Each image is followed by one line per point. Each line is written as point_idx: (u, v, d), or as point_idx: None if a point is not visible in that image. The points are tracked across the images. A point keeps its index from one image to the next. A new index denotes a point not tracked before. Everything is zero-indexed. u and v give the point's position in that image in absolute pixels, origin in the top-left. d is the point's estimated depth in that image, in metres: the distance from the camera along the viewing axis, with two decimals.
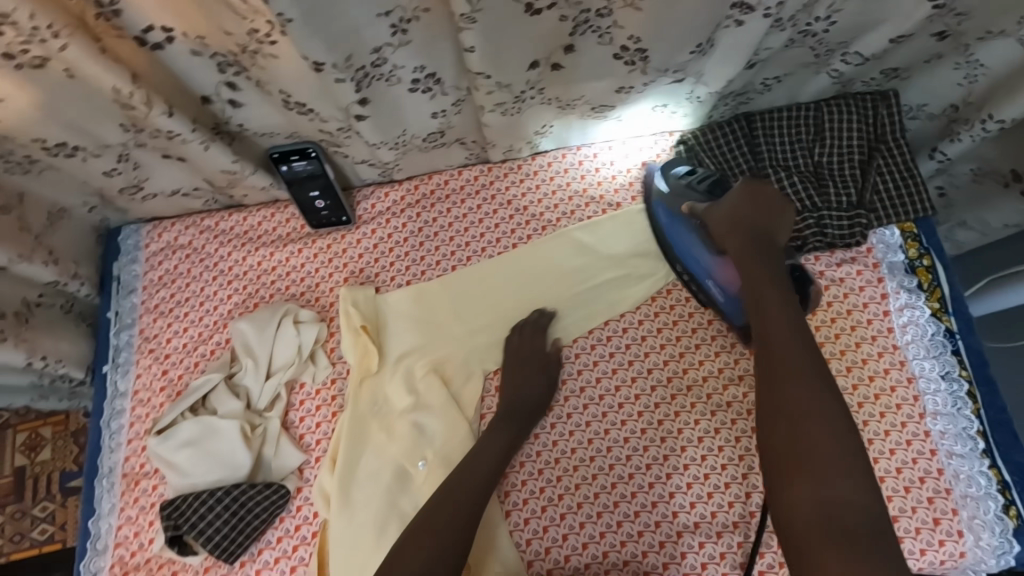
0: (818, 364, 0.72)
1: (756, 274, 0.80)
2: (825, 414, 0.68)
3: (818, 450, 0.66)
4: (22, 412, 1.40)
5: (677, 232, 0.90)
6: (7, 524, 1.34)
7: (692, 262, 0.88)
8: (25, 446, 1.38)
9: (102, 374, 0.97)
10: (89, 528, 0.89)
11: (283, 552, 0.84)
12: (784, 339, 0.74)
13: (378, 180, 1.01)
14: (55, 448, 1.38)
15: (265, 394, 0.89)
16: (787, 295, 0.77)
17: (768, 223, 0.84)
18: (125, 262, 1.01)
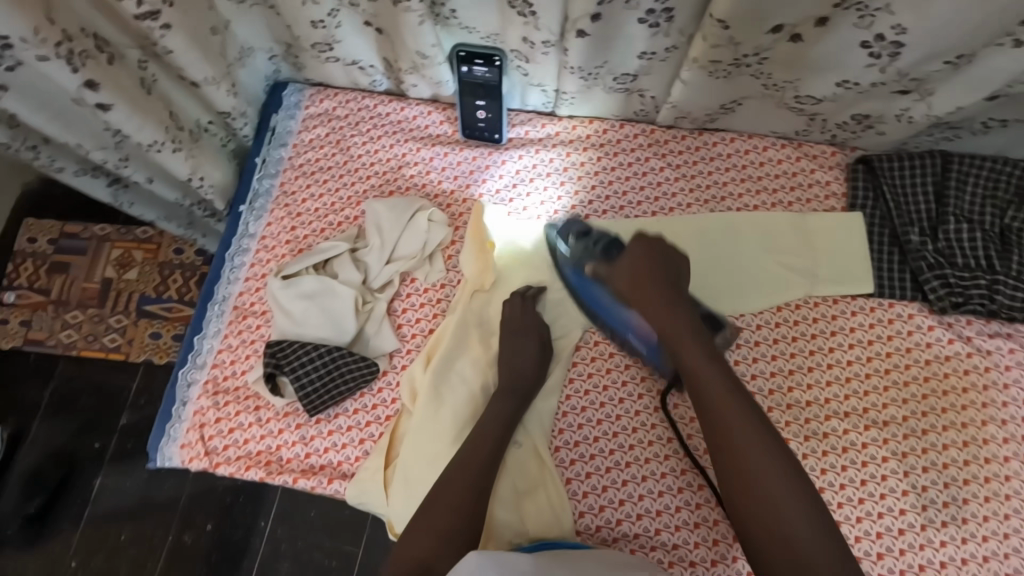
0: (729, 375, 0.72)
1: (655, 313, 0.77)
2: (735, 402, 0.70)
3: (739, 446, 0.68)
4: (121, 231, 1.51)
5: (587, 290, 0.88)
6: (85, 323, 1.45)
7: (612, 316, 0.87)
8: (117, 261, 1.49)
9: (237, 213, 1.03)
10: (193, 342, 0.97)
11: (357, 423, 0.89)
12: (699, 359, 0.73)
13: (538, 110, 1.01)
14: (141, 272, 1.48)
15: (381, 276, 0.92)
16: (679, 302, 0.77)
17: (659, 276, 0.79)
18: (283, 116, 1.06)
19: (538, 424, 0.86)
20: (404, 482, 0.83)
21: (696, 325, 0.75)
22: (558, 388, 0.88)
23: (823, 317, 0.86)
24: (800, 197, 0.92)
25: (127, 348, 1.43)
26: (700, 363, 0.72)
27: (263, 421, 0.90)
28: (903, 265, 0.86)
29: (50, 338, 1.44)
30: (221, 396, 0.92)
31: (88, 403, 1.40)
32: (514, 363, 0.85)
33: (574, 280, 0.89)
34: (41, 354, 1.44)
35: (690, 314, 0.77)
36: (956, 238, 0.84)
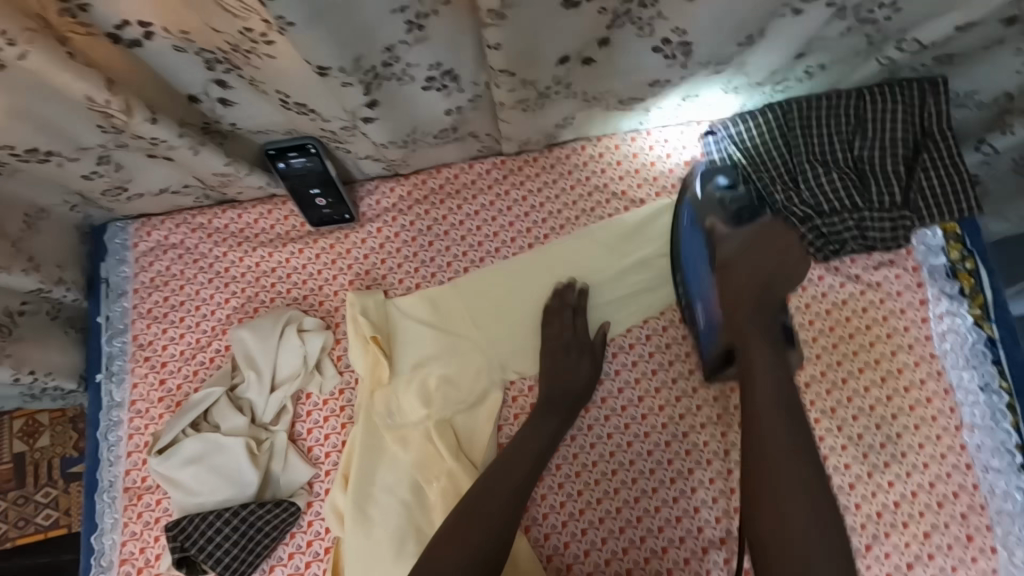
0: (781, 369, 0.68)
1: (737, 291, 0.74)
2: (796, 450, 0.63)
3: (761, 426, 0.65)
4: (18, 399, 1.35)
5: (690, 240, 0.84)
6: (10, 510, 1.30)
7: (692, 277, 0.83)
8: (23, 432, 1.33)
9: (96, 383, 0.92)
10: (91, 544, 0.86)
11: (296, 569, 0.81)
12: (755, 347, 0.70)
13: (382, 174, 0.94)
14: (54, 434, 1.33)
15: (270, 407, 0.84)
16: (756, 280, 0.73)
17: (761, 267, 0.74)
18: (113, 263, 0.95)
19: None
20: None
21: (763, 312, 0.72)
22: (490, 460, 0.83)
23: None
24: (664, 186, 0.90)
25: (67, 518, 1.29)
26: (754, 346, 0.70)
27: None
28: None
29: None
30: None
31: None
32: (564, 381, 0.81)
33: (686, 221, 0.84)
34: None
35: (766, 316, 0.72)
36: (818, 184, 0.83)
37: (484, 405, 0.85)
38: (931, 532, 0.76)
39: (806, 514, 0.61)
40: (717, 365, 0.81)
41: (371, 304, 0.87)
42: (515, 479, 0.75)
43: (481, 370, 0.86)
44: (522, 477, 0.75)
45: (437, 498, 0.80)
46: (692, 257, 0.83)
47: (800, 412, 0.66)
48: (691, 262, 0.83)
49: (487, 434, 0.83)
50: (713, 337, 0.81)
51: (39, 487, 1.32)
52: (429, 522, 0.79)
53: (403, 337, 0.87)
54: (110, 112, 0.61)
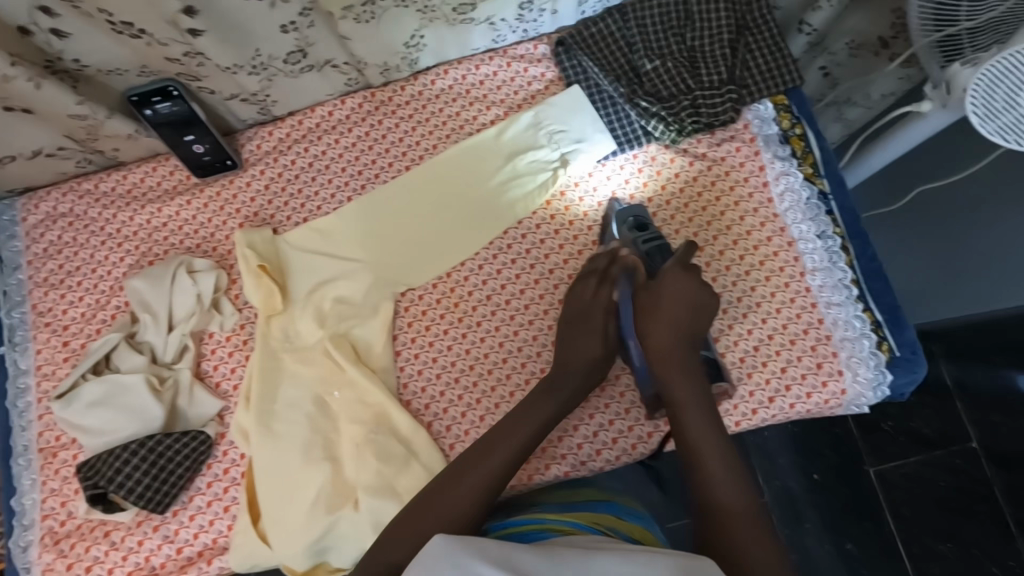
0: (703, 398, 0.76)
1: (660, 356, 0.79)
2: (722, 462, 0.71)
3: (699, 451, 0.73)
4: None
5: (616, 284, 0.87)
6: None
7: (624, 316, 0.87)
8: None
9: (0, 356, 0.94)
10: (12, 505, 0.88)
11: (214, 495, 0.85)
12: (675, 376, 0.77)
13: (259, 120, 0.97)
14: None
15: (170, 346, 0.87)
16: (684, 358, 0.79)
17: (673, 315, 0.80)
18: (3, 238, 0.96)
19: (381, 387, 0.85)
20: (277, 527, 0.80)
21: (690, 360, 0.79)
22: (388, 365, 0.87)
23: (586, 195, 0.92)
24: (525, 98, 0.96)
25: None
26: (677, 371, 0.77)
27: (119, 542, 0.84)
28: (627, 115, 0.92)
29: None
30: (65, 542, 0.85)
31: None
32: (572, 355, 0.81)
33: (620, 270, 0.85)
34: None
35: (690, 367, 0.78)
36: (655, 75, 0.91)
37: (376, 320, 0.89)
38: (787, 367, 0.84)
39: (738, 502, 0.69)
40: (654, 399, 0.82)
41: (258, 241, 0.91)
42: (491, 467, 0.73)
43: (372, 287, 0.90)
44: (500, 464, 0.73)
45: (339, 407, 0.84)
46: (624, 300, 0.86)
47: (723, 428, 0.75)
48: (625, 308, 0.86)
49: (385, 345, 0.88)
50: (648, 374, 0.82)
51: None
52: (336, 436, 0.84)
53: (295, 266, 0.92)
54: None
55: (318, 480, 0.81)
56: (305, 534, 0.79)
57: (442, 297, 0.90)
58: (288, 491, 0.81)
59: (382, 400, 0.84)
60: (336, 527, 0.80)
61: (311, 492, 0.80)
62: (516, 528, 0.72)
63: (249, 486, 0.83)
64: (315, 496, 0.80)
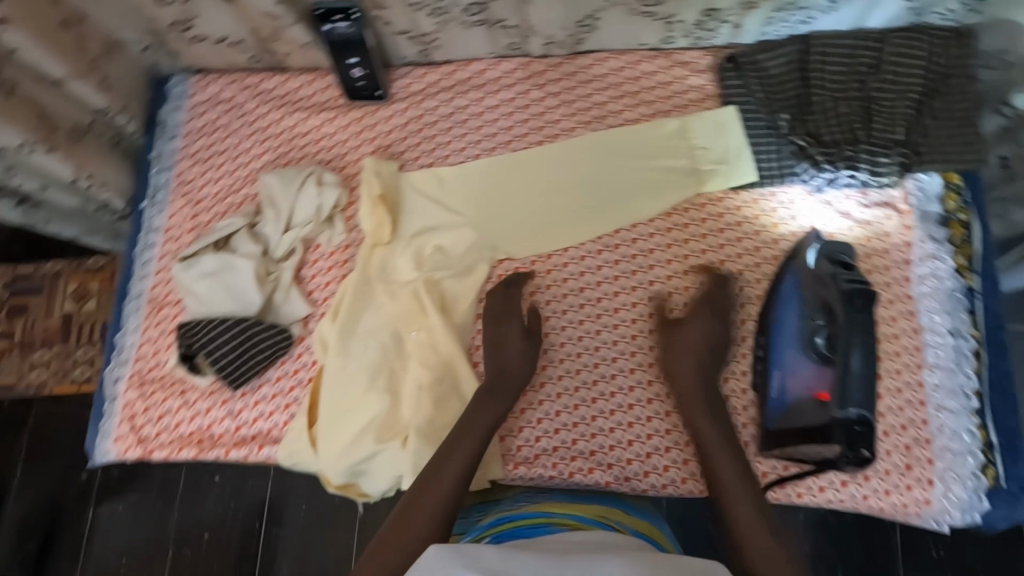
0: (739, 455, 0.73)
1: (687, 393, 0.78)
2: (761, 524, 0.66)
3: (742, 515, 0.67)
4: (75, 262, 1.38)
5: (787, 307, 0.79)
6: (52, 362, 1.34)
7: (778, 340, 0.79)
8: (73, 295, 1.36)
9: (140, 210, 1.03)
10: (115, 341, 0.98)
11: (280, 389, 0.91)
12: (700, 414, 0.76)
13: (417, 61, 1.01)
14: (100, 303, 1.36)
15: (282, 244, 0.93)
16: (689, 393, 0.78)
17: (695, 349, 0.80)
18: (171, 108, 1.06)
19: (455, 340, 0.86)
20: (327, 438, 0.85)
21: (716, 406, 0.77)
22: (467, 323, 0.89)
23: (710, 217, 0.89)
24: (677, 105, 0.93)
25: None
26: (700, 406, 0.77)
27: (191, 402, 0.92)
28: (779, 149, 0.88)
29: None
30: (148, 386, 0.94)
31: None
32: (504, 356, 0.82)
33: (786, 289, 0.80)
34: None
35: (723, 418, 0.76)
36: (823, 115, 0.85)
37: (467, 277, 0.90)
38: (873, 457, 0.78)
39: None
40: (775, 436, 0.77)
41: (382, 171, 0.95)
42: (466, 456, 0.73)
43: (475, 246, 0.92)
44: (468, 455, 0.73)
45: (412, 347, 0.87)
46: (783, 323, 0.79)
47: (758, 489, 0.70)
48: (781, 332, 0.79)
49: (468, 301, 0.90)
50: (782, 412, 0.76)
51: (81, 347, 1.35)
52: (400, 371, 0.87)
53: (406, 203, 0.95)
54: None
55: (372, 408, 0.84)
56: (348, 451, 0.83)
57: (536, 275, 0.90)
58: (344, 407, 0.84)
59: (452, 351, 0.86)
60: (376, 457, 0.83)
61: (365, 416, 0.84)
62: (523, 522, 0.70)
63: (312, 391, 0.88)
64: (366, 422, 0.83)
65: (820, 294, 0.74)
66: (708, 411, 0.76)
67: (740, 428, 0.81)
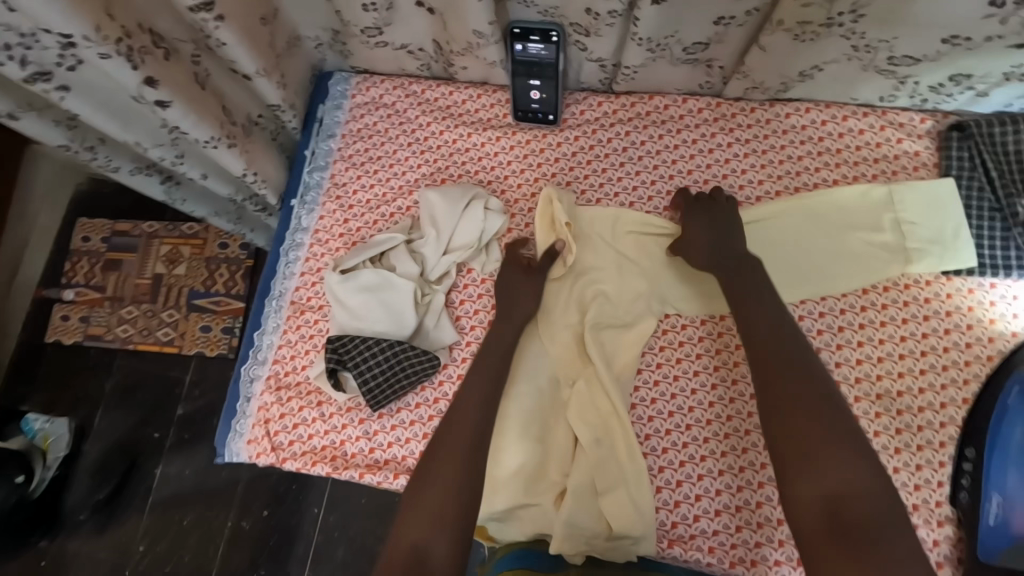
0: (815, 368, 0.68)
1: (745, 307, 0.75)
2: (853, 461, 0.61)
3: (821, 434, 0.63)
4: (170, 227, 1.54)
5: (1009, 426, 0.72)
6: (140, 319, 1.49)
7: (997, 461, 0.71)
8: (166, 258, 1.52)
9: (290, 207, 1.02)
10: (254, 338, 0.97)
11: (419, 417, 0.88)
12: (756, 329, 0.73)
13: (594, 87, 0.95)
14: (190, 267, 1.51)
15: (438, 267, 0.89)
16: (773, 312, 0.74)
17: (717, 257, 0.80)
18: (330, 106, 1.04)
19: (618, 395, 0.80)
20: None
21: (773, 308, 0.74)
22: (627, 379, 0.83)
23: (914, 301, 0.80)
24: (885, 170, 0.84)
25: (180, 341, 1.47)
26: (775, 332, 0.72)
27: (326, 416, 0.89)
28: (1008, 238, 0.79)
29: (106, 334, 1.48)
30: (284, 391, 0.92)
31: (145, 397, 1.45)
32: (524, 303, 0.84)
33: (1011, 401, 0.72)
34: (99, 349, 1.49)
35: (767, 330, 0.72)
36: None
37: (634, 330, 0.84)
38: None
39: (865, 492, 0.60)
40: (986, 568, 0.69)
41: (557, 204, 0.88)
42: (464, 415, 0.74)
43: (645, 298, 0.85)
44: (473, 419, 0.74)
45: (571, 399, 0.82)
46: (1010, 443, 0.71)
47: (848, 424, 0.64)
48: (1002, 451, 0.71)
49: (632, 354, 0.83)
50: (999, 541, 0.69)
51: (166, 307, 1.50)
52: (554, 422, 0.82)
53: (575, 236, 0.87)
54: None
55: (524, 457, 0.80)
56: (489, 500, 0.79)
57: (706, 337, 0.84)
58: (490, 452, 0.80)
59: (613, 410, 0.80)
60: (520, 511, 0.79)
61: (514, 464, 0.79)
62: None
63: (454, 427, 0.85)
64: (514, 471, 0.79)
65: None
66: (773, 319, 0.73)
67: (932, 546, 0.72)
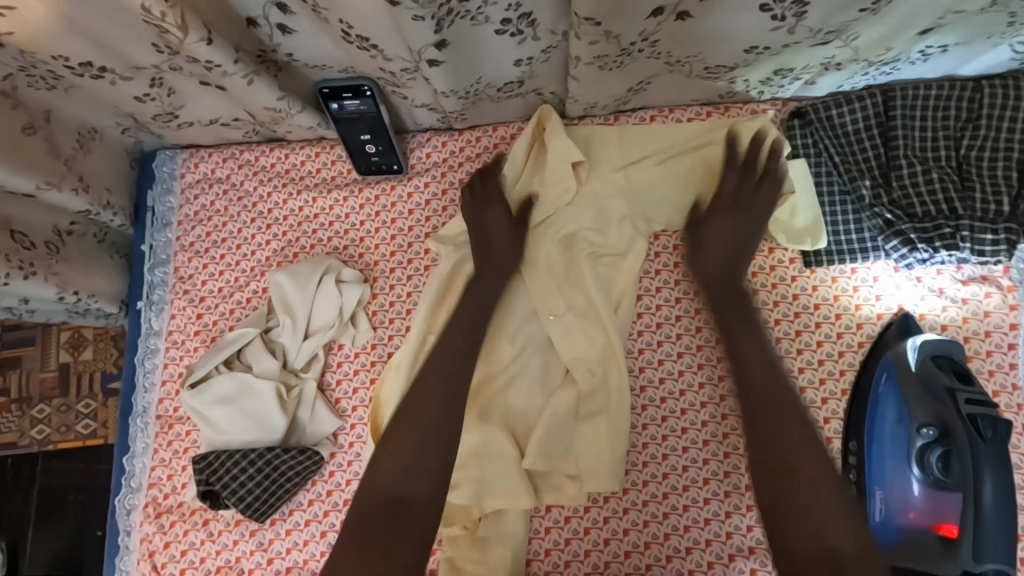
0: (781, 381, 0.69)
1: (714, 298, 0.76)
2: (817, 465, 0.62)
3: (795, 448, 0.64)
4: None
5: (881, 413, 0.71)
6: (53, 415, 1.39)
7: (874, 450, 0.70)
8: (69, 344, 1.40)
9: (136, 310, 0.92)
10: (123, 464, 0.88)
11: (314, 516, 0.82)
12: (740, 332, 0.73)
13: (435, 126, 0.88)
14: (96, 349, 1.40)
15: (302, 354, 0.83)
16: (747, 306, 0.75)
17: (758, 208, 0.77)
18: (160, 192, 0.93)
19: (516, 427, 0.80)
20: None
21: (750, 319, 0.74)
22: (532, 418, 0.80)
23: (784, 300, 0.78)
24: None
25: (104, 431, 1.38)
26: (744, 329, 0.73)
27: (215, 535, 0.83)
28: (860, 219, 0.77)
29: (20, 440, 1.38)
30: (165, 517, 0.84)
31: (76, 497, 1.37)
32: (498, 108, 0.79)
33: (881, 388, 0.72)
34: (15, 457, 1.39)
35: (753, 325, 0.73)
36: (912, 183, 0.75)
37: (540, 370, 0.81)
38: None
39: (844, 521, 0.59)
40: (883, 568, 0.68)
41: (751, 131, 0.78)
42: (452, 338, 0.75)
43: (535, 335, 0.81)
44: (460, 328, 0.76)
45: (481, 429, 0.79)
46: (884, 432, 0.70)
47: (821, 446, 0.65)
48: (880, 442, 0.71)
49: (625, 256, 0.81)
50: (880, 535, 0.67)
51: (80, 399, 1.39)
52: (529, 398, 0.81)
53: (554, 146, 0.79)
54: (166, 26, 0.55)
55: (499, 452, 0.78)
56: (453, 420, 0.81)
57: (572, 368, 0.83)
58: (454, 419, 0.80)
59: (600, 342, 0.79)
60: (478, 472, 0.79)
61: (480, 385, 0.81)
62: None
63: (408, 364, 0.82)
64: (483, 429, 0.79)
65: (931, 409, 0.66)
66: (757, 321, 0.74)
67: None
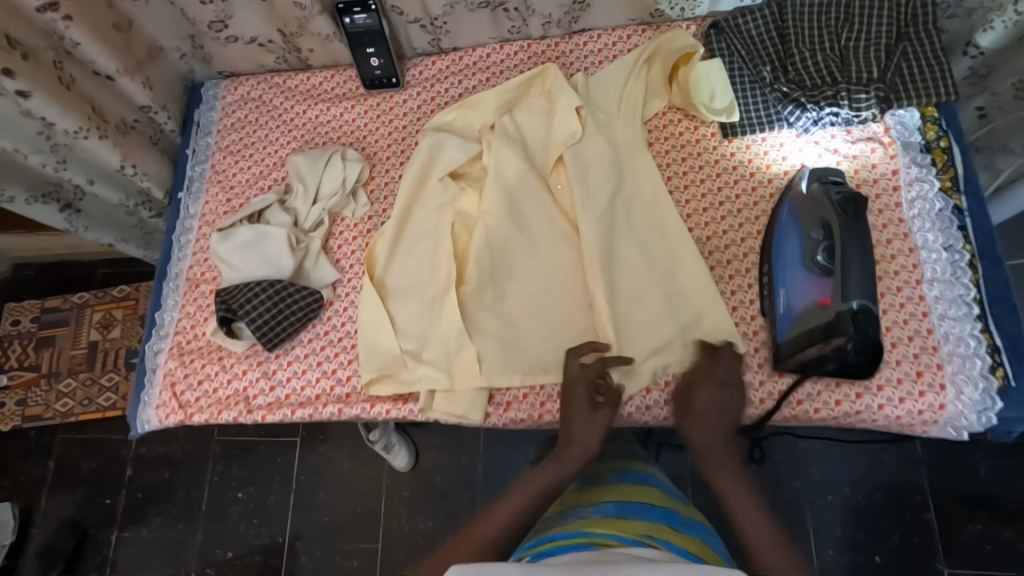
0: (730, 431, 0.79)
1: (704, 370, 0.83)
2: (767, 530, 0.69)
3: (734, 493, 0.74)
4: (98, 295, 1.61)
5: (784, 234, 0.85)
6: (78, 390, 1.54)
7: (782, 264, 0.83)
8: (99, 324, 1.59)
9: (178, 199, 1.12)
10: (156, 318, 1.04)
11: (313, 350, 0.95)
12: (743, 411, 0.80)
13: (427, 51, 1.11)
14: (124, 328, 1.59)
15: (311, 216, 1.01)
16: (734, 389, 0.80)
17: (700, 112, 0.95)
18: (205, 108, 1.14)
19: (504, 278, 0.95)
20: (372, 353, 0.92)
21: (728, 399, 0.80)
22: (514, 271, 0.95)
23: (708, 164, 0.95)
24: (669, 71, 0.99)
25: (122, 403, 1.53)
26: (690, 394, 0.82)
27: (228, 367, 0.97)
28: (766, 98, 0.95)
29: (45, 412, 1.53)
30: (187, 355, 0.99)
31: (91, 465, 1.52)
32: (472, 32, 1.06)
33: (783, 217, 0.85)
34: (38, 428, 1.55)
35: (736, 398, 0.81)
36: (804, 65, 0.93)
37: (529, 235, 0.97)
38: (884, 385, 0.79)
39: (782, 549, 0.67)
40: (785, 351, 0.80)
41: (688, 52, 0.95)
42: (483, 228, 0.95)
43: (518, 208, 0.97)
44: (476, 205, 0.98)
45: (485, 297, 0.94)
46: (785, 249, 0.84)
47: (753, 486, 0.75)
48: (784, 256, 0.84)
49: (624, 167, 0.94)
50: (789, 325, 0.81)
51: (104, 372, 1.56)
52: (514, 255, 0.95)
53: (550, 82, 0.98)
54: None
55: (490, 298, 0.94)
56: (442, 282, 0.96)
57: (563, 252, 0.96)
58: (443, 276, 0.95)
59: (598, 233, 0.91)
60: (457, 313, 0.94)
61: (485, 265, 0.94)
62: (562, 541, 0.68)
63: (397, 230, 0.97)
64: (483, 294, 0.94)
65: (818, 215, 0.81)
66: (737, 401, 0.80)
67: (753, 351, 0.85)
